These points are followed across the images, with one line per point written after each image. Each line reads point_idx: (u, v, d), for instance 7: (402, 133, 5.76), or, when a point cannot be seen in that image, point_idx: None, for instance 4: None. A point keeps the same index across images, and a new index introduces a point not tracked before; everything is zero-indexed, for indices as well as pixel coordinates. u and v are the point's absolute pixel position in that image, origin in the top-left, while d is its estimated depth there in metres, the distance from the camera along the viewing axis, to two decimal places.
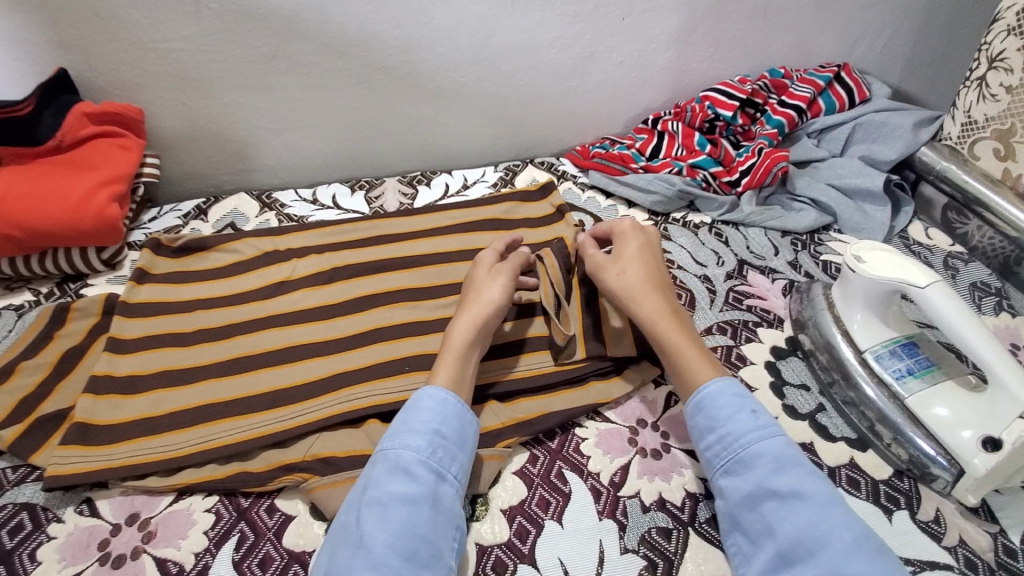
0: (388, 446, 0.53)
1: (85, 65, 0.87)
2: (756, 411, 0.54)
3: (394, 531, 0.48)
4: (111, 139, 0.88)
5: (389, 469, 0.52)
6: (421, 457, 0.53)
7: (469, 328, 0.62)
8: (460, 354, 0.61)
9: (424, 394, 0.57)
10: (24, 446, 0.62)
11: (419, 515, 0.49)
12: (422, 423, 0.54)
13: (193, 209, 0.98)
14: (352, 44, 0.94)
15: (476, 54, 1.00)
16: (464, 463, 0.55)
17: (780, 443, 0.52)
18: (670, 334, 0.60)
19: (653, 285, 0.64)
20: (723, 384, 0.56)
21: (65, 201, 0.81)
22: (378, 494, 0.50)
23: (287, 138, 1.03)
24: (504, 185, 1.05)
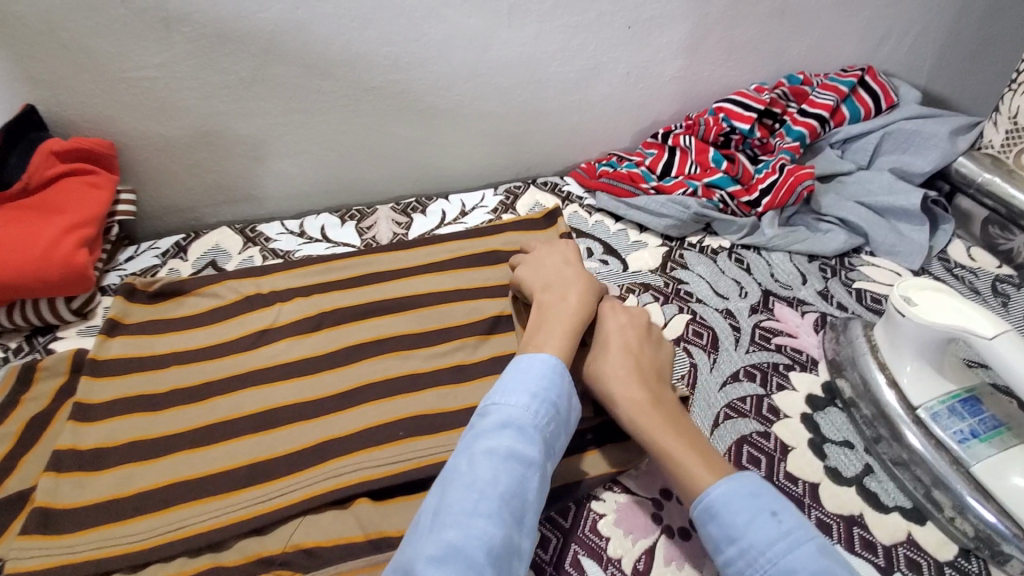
0: (504, 403, 0.52)
1: (50, 98, 0.81)
2: (776, 513, 0.46)
3: (508, 487, 0.46)
4: (81, 177, 0.82)
5: (504, 424, 0.50)
6: (535, 420, 0.51)
7: (586, 298, 0.65)
8: (583, 314, 0.62)
9: (544, 358, 0.56)
10: None
11: (530, 479, 0.48)
12: (540, 387, 0.53)
13: (172, 247, 0.92)
14: (336, 65, 0.87)
15: (472, 71, 0.93)
16: (565, 440, 0.54)
17: (810, 551, 0.43)
18: (654, 427, 0.54)
19: (632, 369, 0.58)
20: (732, 485, 0.48)
21: (31, 251, 0.74)
22: (493, 447, 0.48)
23: (271, 167, 0.96)
24: (505, 210, 0.98)
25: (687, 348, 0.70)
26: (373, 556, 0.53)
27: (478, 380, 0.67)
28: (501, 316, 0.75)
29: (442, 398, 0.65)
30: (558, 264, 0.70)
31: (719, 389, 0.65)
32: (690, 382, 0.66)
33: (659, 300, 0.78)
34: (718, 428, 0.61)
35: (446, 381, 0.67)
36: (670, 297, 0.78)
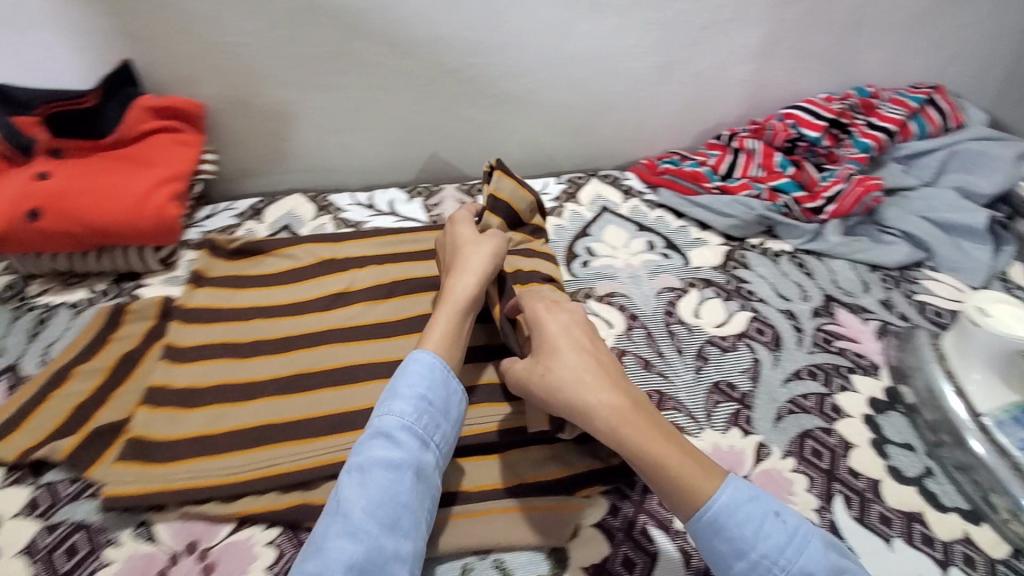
0: (378, 414, 0.54)
1: (149, 57, 0.85)
2: (779, 512, 0.47)
3: (374, 498, 0.48)
4: (172, 134, 0.85)
5: (374, 435, 0.52)
6: (404, 425, 0.53)
7: (474, 282, 0.65)
8: (461, 304, 0.63)
9: (414, 359, 0.58)
10: (80, 460, 0.59)
11: (400, 481, 0.50)
12: (407, 389, 0.55)
13: (248, 209, 0.96)
14: (419, 45, 0.90)
15: (547, 60, 0.95)
16: (447, 432, 0.55)
17: (819, 547, 0.45)
18: (635, 435, 0.50)
19: (594, 370, 0.55)
20: (731, 493, 0.47)
21: (124, 201, 0.78)
22: (360, 460, 0.51)
23: (345, 139, 0.99)
24: (567, 199, 1.00)
25: (750, 344, 0.72)
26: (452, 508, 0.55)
27: None
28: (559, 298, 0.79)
29: None
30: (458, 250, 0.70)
31: (782, 385, 0.67)
32: (753, 376, 0.69)
33: (721, 296, 0.80)
34: (782, 420, 0.64)
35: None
36: (732, 294, 0.80)
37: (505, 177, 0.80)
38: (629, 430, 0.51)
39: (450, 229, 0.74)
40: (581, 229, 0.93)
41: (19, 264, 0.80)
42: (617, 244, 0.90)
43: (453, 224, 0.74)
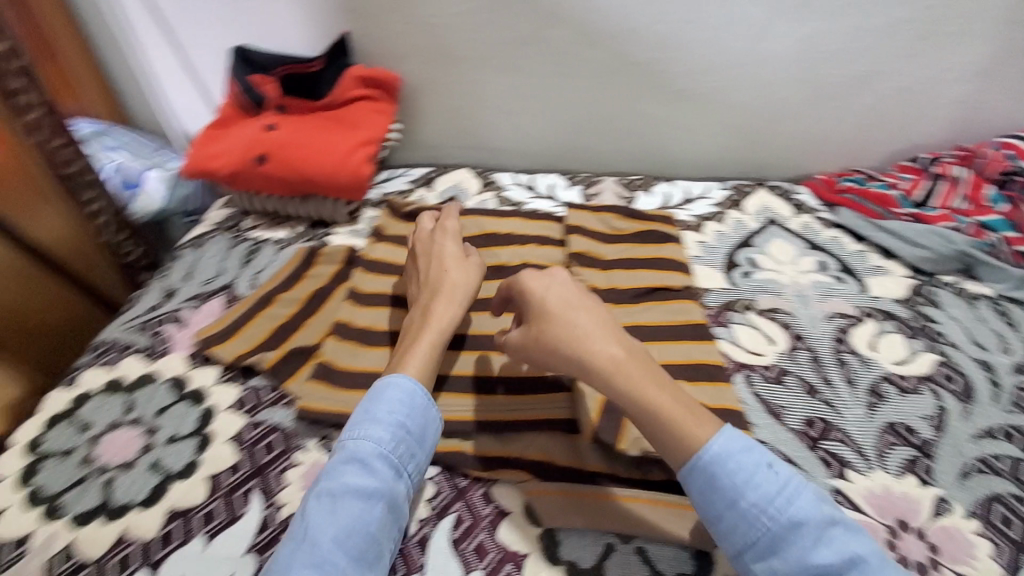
0: (353, 436, 0.52)
1: (363, 30, 0.94)
2: (772, 465, 0.47)
3: (343, 528, 0.47)
4: (373, 102, 0.94)
5: (349, 459, 0.51)
6: (381, 451, 0.52)
7: (454, 310, 0.63)
8: (441, 331, 0.61)
9: (394, 381, 0.56)
10: (280, 372, 0.67)
11: (370, 512, 0.49)
12: (386, 413, 0.53)
13: (422, 177, 1.04)
14: (607, 36, 0.91)
15: (735, 61, 0.92)
16: (421, 462, 0.54)
17: (811, 498, 0.45)
18: (632, 386, 0.51)
19: (589, 326, 0.54)
20: (721, 445, 0.47)
21: (331, 156, 0.88)
22: (331, 485, 0.49)
23: (516, 122, 1.04)
24: (731, 205, 0.96)
25: (935, 390, 0.66)
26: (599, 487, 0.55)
27: (699, 342, 0.68)
28: (708, 301, 0.78)
29: (669, 352, 0.67)
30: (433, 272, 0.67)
31: (970, 440, 0.61)
32: (936, 424, 0.63)
33: (903, 332, 0.73)
34: (970, 477, 0.58)
35: (665, 337, 0.68)
36: (916, 332, 0.73)
37: (584, 212, 0.87)
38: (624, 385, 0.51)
39: (431, 240, 0.72)
40: (744, 238, 0.89)
41: (240, 201, 0.94)
42: (783, 259, 0.85)
43: (440, 236, 0.72)
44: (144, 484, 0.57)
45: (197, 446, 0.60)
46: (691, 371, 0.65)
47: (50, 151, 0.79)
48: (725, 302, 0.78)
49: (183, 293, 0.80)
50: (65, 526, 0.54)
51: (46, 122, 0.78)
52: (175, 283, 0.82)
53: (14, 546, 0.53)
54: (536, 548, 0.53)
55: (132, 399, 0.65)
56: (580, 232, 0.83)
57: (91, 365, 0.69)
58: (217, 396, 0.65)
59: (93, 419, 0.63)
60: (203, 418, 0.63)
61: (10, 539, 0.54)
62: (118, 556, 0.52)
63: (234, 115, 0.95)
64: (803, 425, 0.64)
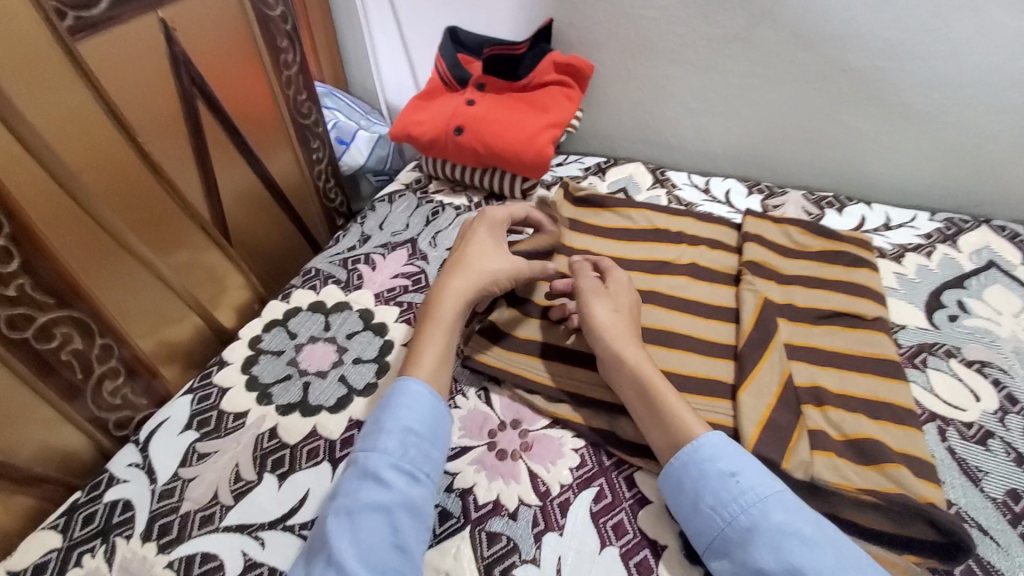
0: (363, 452, 0.54)
1: (566, 18, 0.98)
2: (735, 474, 0.50)
3: (366, 542, 0.48)
4: (564, 89, 0.97)
5: (364, 474, 0.52)
6: (394, 461, 0.53)
7: (460, 298, 0.64)
8: (448, 325, 0.62)
9: (396, 392, 0.58)
10: None
11: (392, 523, 0.50)
12: (391, 424, 0.55)
13: (594, 165, 1.06)
14: (825, 39, 0.84)
15: (980, 77, 0.80)
16: (435, 463, 0.55)
17: (768, 510, 0.47)
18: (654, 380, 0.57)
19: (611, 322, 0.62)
20: (689, 451, 0.52)
21: (520, 135, 0.93)
22: (348, 501, 0.51)
23: (701, 122, 1.01)
24: (941, 238, 0.85)
25: None
26: None
27: (883, 380, 0.62)
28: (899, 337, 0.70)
29: (848, 381, 0.61)
30: (462, 255, 0.69)
31: None
32: None
33: None
34: None
35: (847, 366, 0.63)
36: None
37: (760, 221, 0.82)
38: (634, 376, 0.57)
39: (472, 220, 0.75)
40: (954, 279, 0.78)
41: (429, 166, 1.03)
42: (1004, 309, 0.73)
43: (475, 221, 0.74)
44: (334, 392, 0.66)
45: (376, 370, 0.68)
46: (874, 408, 0.59)
47: (296, 102, 0.94)
48: (921, 342, 0.70)
49: (375, 240, 0.90)
50: (272, 411, 0.64)
51: (296, 78, 0.93)
52: (370, 229, 0.92)
53: (235, 417, 0.64)
54: (676, 543, 0.52)
55: (329, 320, 0.75)
56: (757, 241, 0.78)
57: (300, 287, 0.81)
58: (395, 332, 0.73)
59: (298, 330, 0.74)
60: (384, 348, 0.71)
61: (231, 411, 0.65)
62: (308, 446, 0.61)
63: (437, 88, 1.04)
64: (1005, 496, 0.55)
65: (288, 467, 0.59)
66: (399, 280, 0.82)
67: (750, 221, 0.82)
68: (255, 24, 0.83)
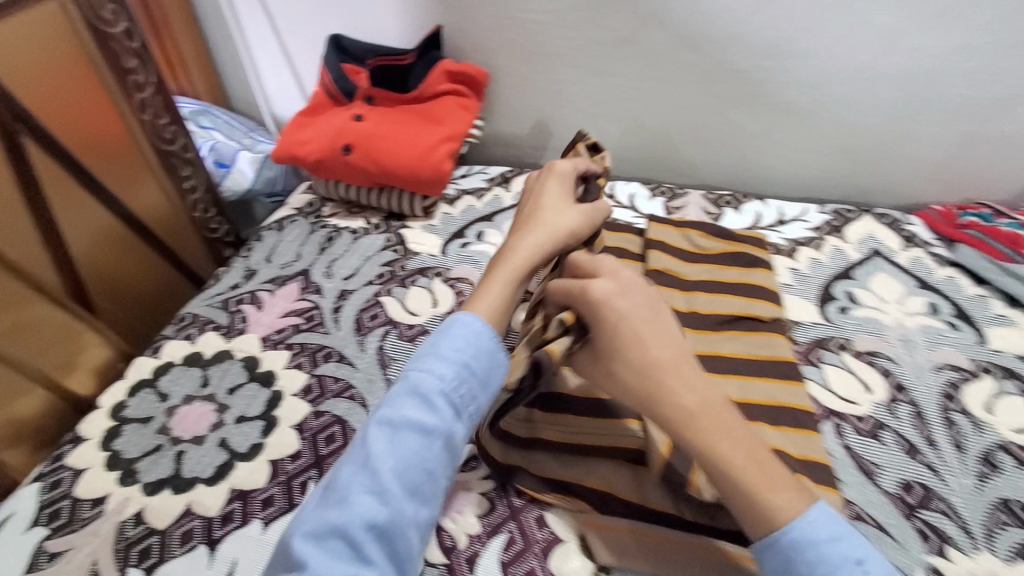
0: (414, 369, 0.52)
1: (454, 23, 0.94)
2: (861, 562, 0.42)
3: (402, 461, 0.48)
4: (459, 98, 0.92)
5: (412, 391, 0.51)
6: (443, 389, 0.51)
7: (529, 245, 0.62)
8: (513, 275, 0.60)
9: (461, 319, 0.55)
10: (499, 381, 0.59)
11: (429, 450, 0.49)
12: (450, 351, 0.52)
13: (499, 176, 1.00)
14: (710, 40, 0.85)
15: (853, 73, 0.83)
16: (482, 404, 0.53)
17: None
18: (721, 441, 0.46)
19: (666, 356, 0.49)
20: (808, 533, 0.43)
21: (415, 151, 0.88)
22: (393, 414, 0.50)
23: (601, 126, 1.00)
24: (830, 231, 0.88)
25: None
26: (653, 525, 0.52)
27: (782, 383, 0.63)
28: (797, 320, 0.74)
29: (748, 389, 0.61)
30: (541, 207, 0.65)
31: None
32: None
33: None
34: None
35: (748, 373, 0.63)
36: None
37: (664, 227, 0.81)
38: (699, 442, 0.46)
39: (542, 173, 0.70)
40: (844, 269, 0.81)
41: (322, 188, 0.96)
42: (887, 296, 0.77)
43: (546, 178, 0.69)
44: (212, 460, 0.60)
45: (262, 429, 0.62)
46: (774, 414, 0.59)
47: (156, 127, 0.90)
48: (816, 338, 0.72)
49: (261, 275, 0.82)
50: (138, 493, 0.58)
51: (154, 102, 0.88)
52: (256, 263, 0.84)
53: (93, 505, 0.57)
54: None
55: (207, 374, 0.68)
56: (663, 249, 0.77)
57: (174, 338, 0.73)
58: (285, 380, 0.67)
59: (171, 391, 0.67)
60: (270, 402, 0.64)
61: (89, 497, 0.58)
62: (182, 529, 0.55)
63: (323, 102, 0.96)
64: (899, 488, 0.58)
65: (157, 558, 0.53)
66: (289, 318, 0.74)
67: (655, 228, 0.81)
68: (94, 48, 0.79)
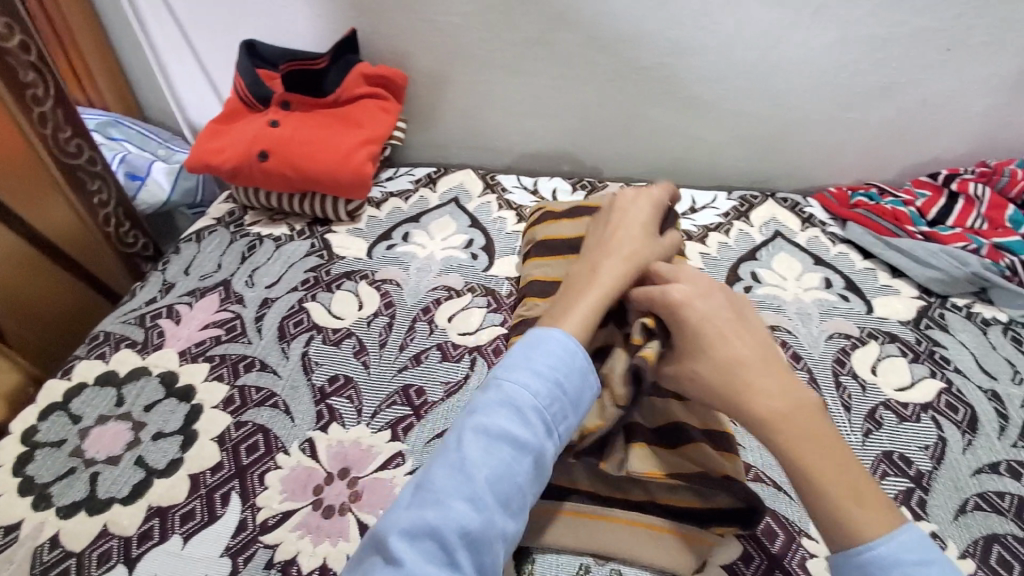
0: (504, 377, 0.49)
1: (370, 27, 0.94)
2: None
3: (497, 471, 0.45)
4: (378, 101, 0.93)
5: (504, 401, 0.48)
6: (537, 403, 0.48)
7: (620, 270, 0.58)
8: (603, 295, 0.56)
9: (552, 333, 0.52)
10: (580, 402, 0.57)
11: (522, 465, 0.46)
12: (547, 366, 0.49)
13: (424, 176, 1.00)
14: (617, 39, 0.89)
15: (748, 67, 0.89)
16: (572, 424, 0.50)
17: None
18: (806, 446, 0.45)
19: (749, 355, 0.49)
20: (895, 550, 0.40)
21: (335, 156, 0.88)
22: (487, 423, 0.47)
23: (523, 125, 1.03)
24: (737, 216, 0.94)
25: (936, 419, 0.66)
26: (574, 503, 0.56)
27: None
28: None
29: None
30: (617, 228, 0.63)
31: (971, 474, 0.61)
32: (933, 454, 0.63)
33: (907, 355, 0.72)
34: (965, 513, 0.58)
35: None
36: (921, 356, 0.72)
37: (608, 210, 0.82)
38: (784, 435, 0.45)
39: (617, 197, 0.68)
40: (749, 251, 0.87)
41: (242, 197, 0.94)
42: (787, 274, 0.83)
43: (628, 202, 0.66)
44: (128, 479, 0.58)
45: (181, 444, 0.61)
46: None
47: (58, 141, 0.85)
48: None
49: (179, 287, 0.80)
50: (49, 518, 0.56)
51: (54, 115, 0.84)
52: (173, 276, 0.82)
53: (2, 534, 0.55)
54: (507, 561, 0.54)
55: (122, 393, 0.66)
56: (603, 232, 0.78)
57: (86, 357, 0.70)
58: (205, 393, 0.66)
59: (83, 412, 0.64)
60: (189, 416, 0.64)
61: None
62: (98, 550, 0.54)
63: (237, 108, 0.95)
64: None
65: None
66: (210, 330, 0.73)
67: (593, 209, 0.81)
68: None
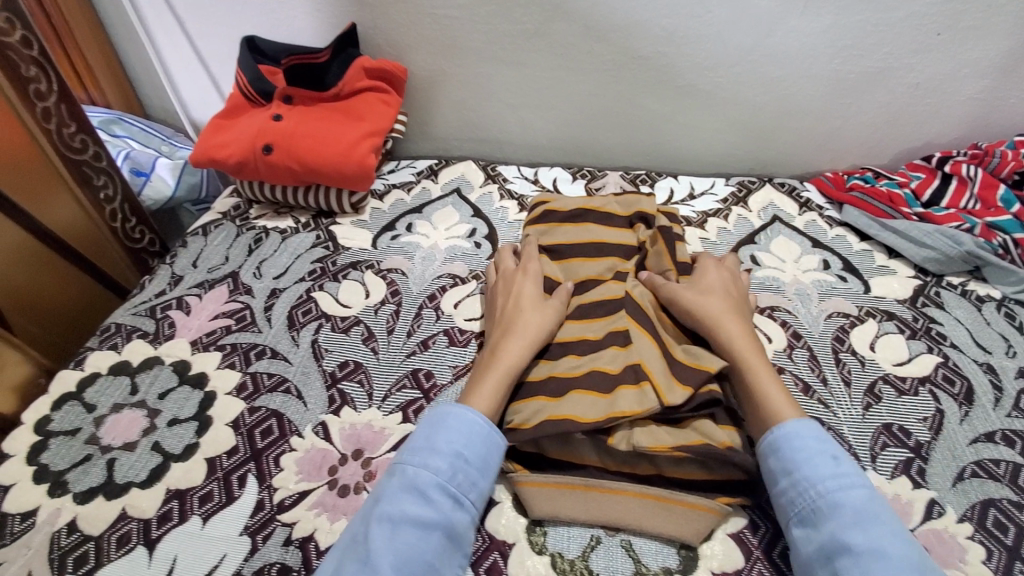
0: (409, 461, 0.52)
1: (370, 22, 0.95)
2: (838, 457, 0.52)
3: (403, 556, 0.46)
4: (379, 94, 0.94)
5: (408, 486, 0.51)
6: (440, 479, 0.51)
7: (522, 347, 0.61)
8: (507, 369, 0.59)
9: (454, 411, 0.56)
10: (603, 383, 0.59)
11: (430, 542, 0.48)
12: (447, 441, 0.53)
13: (426, 169, 1.02)
14: (614, 30, 0.90)
15: (742, 55, 0.90)
16: (483, 489, 0.53)
17: (864, 493, 0.49)
18: (751, 364, 0.60)
19: (716, 304, 0.65)
20: (797, 426, 0.54)
21: (339, 147, 0.89)
22: (390, 510, 0.49)
23: (522, 116, 1.04)
24: (735, 202, 0.95)
25: (933, 392, 0.67)
26: (586, 478, 0.56)
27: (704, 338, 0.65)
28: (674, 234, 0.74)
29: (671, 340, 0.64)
30: (510, 303, 0.67)
31: (968, 444, 0.62)
32: (931, 425, 0.64)
33: (904, 332, 0.74)
34: (963, 480, 0.59)
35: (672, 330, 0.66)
36: (918, 332, 0.74)
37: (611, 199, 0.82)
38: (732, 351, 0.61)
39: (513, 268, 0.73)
40: (747, 236, 0.89)
41: (246, 190, 0.95)
42: (786, 257, 0.85)
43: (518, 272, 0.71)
44: (145, 464, 0.60)
45: (196, 429, 0.62)
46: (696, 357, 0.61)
47: (63, 136, 0.86)
48: None
49: (188, 280, 0.81)
50: (68, 503, 0.57)
51: (58, 110, 0.85)
52: (182, 269, 0.83)
53: (22, 519, 0.56)
54: (521, 536, 0.56)
55: (136, 382, 0.67)
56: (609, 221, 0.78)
57: (98, 348, 0.71)
58: (218, 381, 0.67)
59: (98, 401, 0.65)
60: (203, 402, 0.65)
61: (16, 512, 0.56)
62: (118, 533, 0.55)
63: (240, 104, 0.96)
64: None
65: (93, 564, 0.53)
66: (220, 320, 0.74)
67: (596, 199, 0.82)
68: None
